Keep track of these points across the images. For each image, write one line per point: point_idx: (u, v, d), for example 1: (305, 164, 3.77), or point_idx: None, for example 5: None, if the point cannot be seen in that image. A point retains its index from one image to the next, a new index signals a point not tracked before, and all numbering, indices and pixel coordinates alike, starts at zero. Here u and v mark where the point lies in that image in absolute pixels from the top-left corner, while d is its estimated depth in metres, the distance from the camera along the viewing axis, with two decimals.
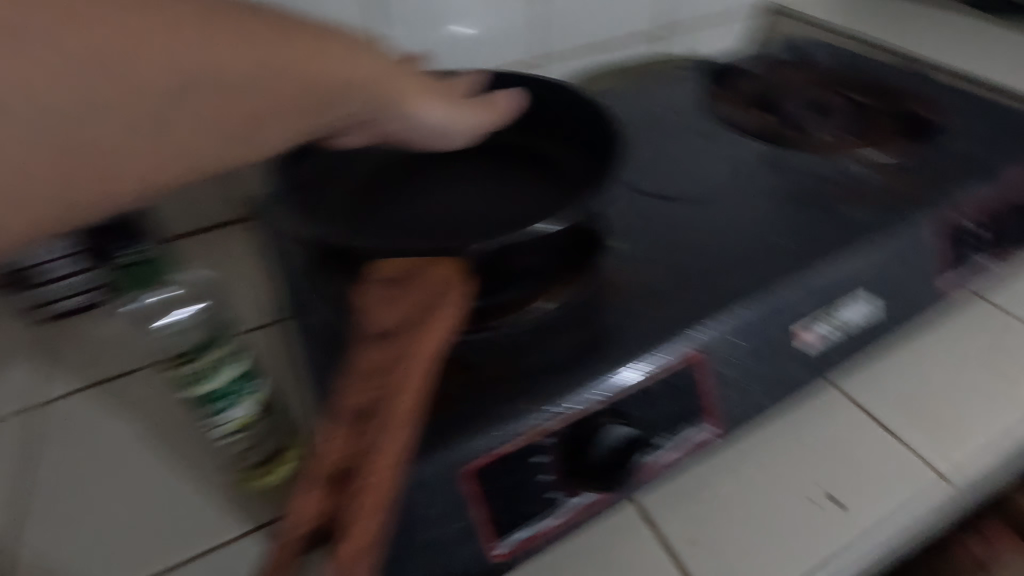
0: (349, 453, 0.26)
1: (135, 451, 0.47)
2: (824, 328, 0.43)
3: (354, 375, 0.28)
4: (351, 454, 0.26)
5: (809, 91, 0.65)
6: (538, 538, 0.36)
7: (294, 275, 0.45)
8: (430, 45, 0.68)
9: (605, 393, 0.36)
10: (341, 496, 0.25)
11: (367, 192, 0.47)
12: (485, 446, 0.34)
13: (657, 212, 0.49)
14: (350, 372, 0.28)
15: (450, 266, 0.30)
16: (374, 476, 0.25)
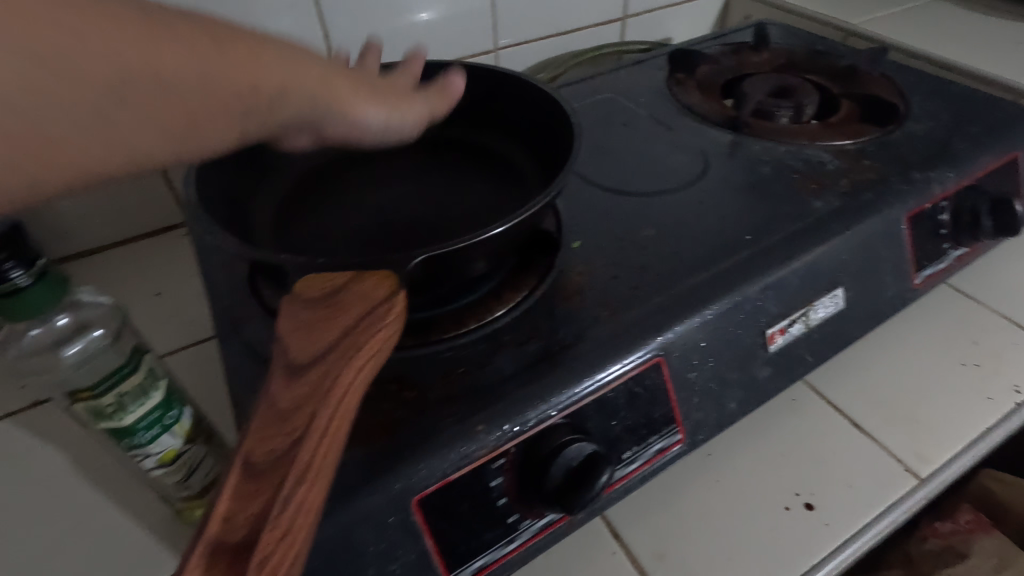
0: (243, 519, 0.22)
1: (60, 485, 0.43)
2: (791, 325, 0.42)
3: (260, 417, 0.24)
4: (244, 524, 0.21)
5: (771, 76, 0.63)
6: (500, 565, 0.33)
7: (230, 287, 0.42)
8: (377, 34, 0.64)
9: (564, 407, 0.34)
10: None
11: (308, 194, 0.44)
12: (437, 473, 0.31)
13: (619, 208, 0.47)
14: (257, 414, 0.24)
15: (383, 279, 0.27)
16: (270, 548, 0.21)
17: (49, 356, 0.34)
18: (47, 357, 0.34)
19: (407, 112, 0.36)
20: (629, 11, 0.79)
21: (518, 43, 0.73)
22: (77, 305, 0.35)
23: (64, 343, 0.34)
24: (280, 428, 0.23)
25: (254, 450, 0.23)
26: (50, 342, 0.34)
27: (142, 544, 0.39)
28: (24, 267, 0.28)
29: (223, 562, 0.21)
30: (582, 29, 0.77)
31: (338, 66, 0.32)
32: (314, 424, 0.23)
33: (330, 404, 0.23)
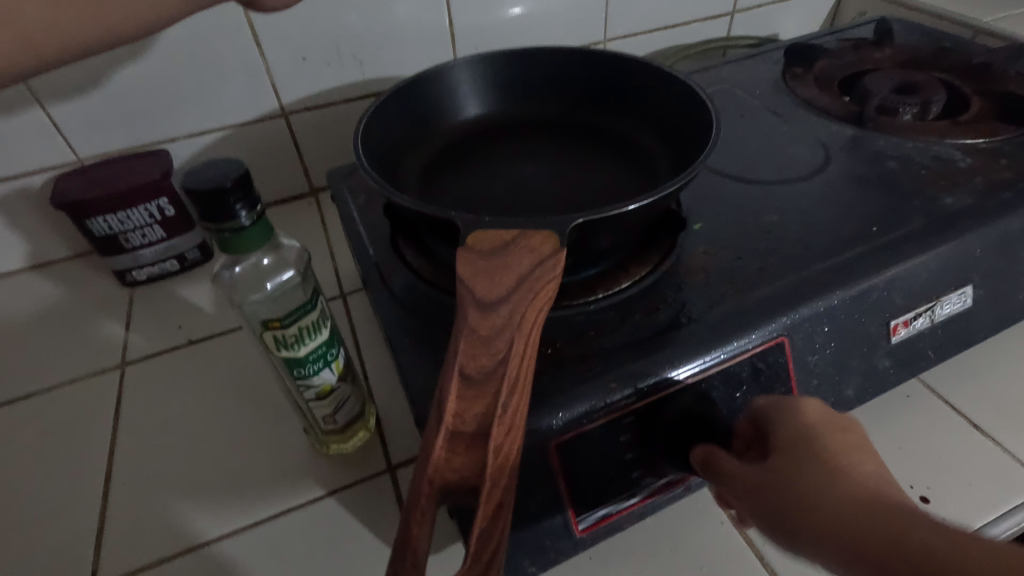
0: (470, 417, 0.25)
1: (216, 413, 0.49)
2: (916, 319, 0.42)
3: (464, 338, 0.26)
4: (473, 421, 0.25)
5: (896, 72, 0.61)
6: (620, 517, 0.36)
7: (374, 247, 0.46)
8: (498, 23, 0.68)
9: (690, 375, 0.36)
10: (468, 462, 0.25)
11: (447, 166, 0.47)
12: (574, 421, 0.33)
13: (738, 195, 0.48)
14: (459, 335, 0.27)
15: (547, 237, 0.30)
16: (501, 441, 0.25)
17: (242, 288, 0.37)
18: (241, 288, 0.37)
19: None
20: (741, 6, 0.79)
21: (627, 35, 0.75)
22: (277, 245, 0.37)
23: (260, 279, 0.37)
24: (487, 348, 0.26)
25: (468, 364, 0.26)
26: (254, 276, 0.37)
27: (288, 468, 0.44)
28: (248, 207, 0.31)
29: (459, 451, 0.25)
30: (691, 23, 0.78)
31: None
32: (518, 348, 0.26)
33: (527, 333, 0.27)
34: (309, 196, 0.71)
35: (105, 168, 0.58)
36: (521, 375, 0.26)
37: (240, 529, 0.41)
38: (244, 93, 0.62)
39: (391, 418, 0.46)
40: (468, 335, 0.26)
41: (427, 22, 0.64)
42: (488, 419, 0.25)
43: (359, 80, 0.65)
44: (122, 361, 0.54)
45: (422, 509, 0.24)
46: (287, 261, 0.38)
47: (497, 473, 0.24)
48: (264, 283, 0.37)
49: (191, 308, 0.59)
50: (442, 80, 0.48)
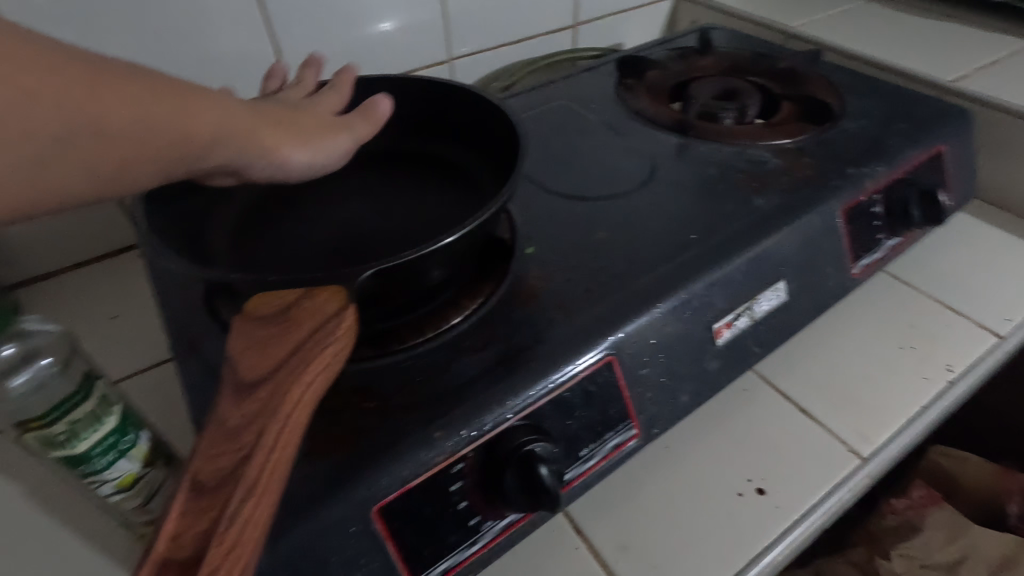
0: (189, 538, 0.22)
1: (16, 516, 0.42)
2: (737, 319, 0.44)
3: (209, 435, 0.24)
4: (190, 544, 0.22)
5: (716, 79, 0.65)
6: (463, 567, 0.34)
7: (188, 307, 0.42)
8: (330, 48, 0.65)
9: (521, 408, 0.35)
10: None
11: (265, 212, 0.44)
12: (397, 480, 0.32)
13: (571, 213, 0.48)
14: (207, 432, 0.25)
15: (330, 294, 0.28)
16: (218, 562, 0.21)
17: None
18: None
19: (332, 147, 0.38)
20: (580, 19, 0.81)
21: (471, 53, 0.75)
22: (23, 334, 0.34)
23: (8, 372, 0.32)
24: (229, 444, 0.24)
25: (201, 469, 0.23)
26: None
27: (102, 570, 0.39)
28: None
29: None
30: (535, 37, 0.79)
31: (257, 112, 0.35)
32: (264, 442, 0.23)
33: (279, 422, 0.24)
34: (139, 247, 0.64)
35: None
36: (264, 477, 0.23)
37: None
38: None
39: None
40: (211, 430, 0.24)
41: (250, 51, 0.60)
42: (206, 536, 0.22)
43: None
44: None
45: None
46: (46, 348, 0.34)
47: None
48: (14, 377, 0.33)
49: None
50: None
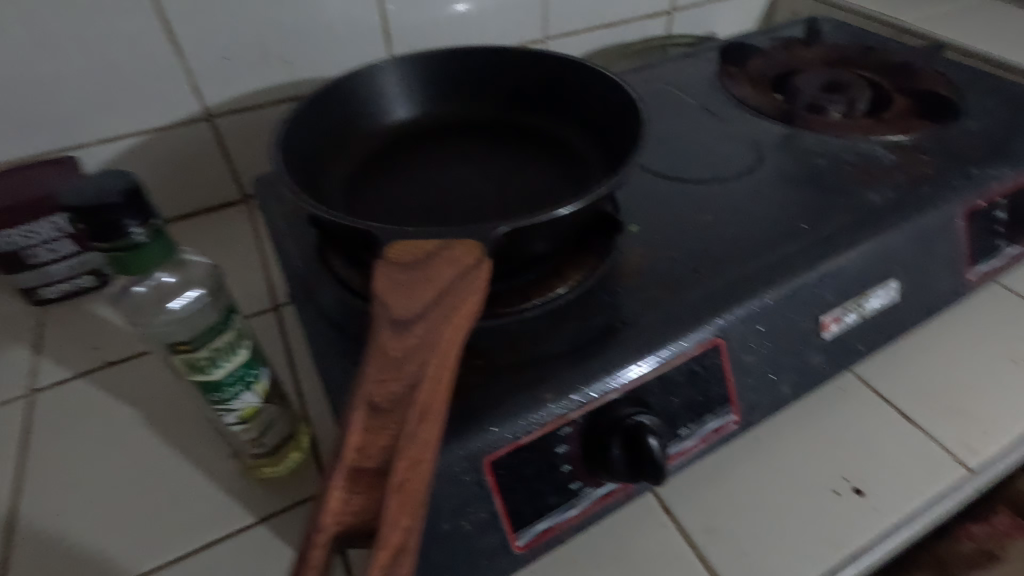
0: (372, 451, 0.24)
1: (135, 440, 0.45)
2: (845, 314, 0.42)
3: (373, 362, 0.25)
4: (376, 457, 0.24)
5: (824, 71, 0.62)
6: (560, 530, 0.35)
7: (302, 259, 0.44)
8: (431, 20, 0.66)
9: (627, 380, 0.35)
10: (367, 500, 0.23)
11: (376, 172, 0.45)
12: (508, 436, 0.32)
13: (674, 195, 0.48)
14: (370, 357, 0.25)
15: (470, 248, 0.29)
16: (406, 475, 0.23)
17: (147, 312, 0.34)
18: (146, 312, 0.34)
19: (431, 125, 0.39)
20: (677, 5, 0.80)
21: (566, 34, 0.74)
22: (182, 262, 0.35)
23: (161, 300, 0.34)
24: (397, 375, 0.25)
25: (374, 392, 0.25)
26: (156, 297, 0.34)
27: (214, 497, 0.42)
28: (141, 221, 0.29)
29: (360, 490, 0.23)
30: (630, 21, 0.78)
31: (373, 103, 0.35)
32: (431, 373, 0.25)
33: (442, 356, 0.26)
34: (240, 203, 0.68)
35: (6, 176, 0.54)
36: (433, 403, 0.25)
37: (160, 565, 0.38)
38: (161, 96, 0.58)
39: (325, 437, 0.44)
40: (378, 357, 0.25)
41: (358, 20, 0.62)
42: (391, 453, 0.24)
43: (288, 82, 0.63)
44: (31, 389, 0.50)
45: (314, 556, 0.22)
46: (194, 278, 0.35)
47: (398, 511, 0.23)
48: (167, 304, 0.35)
49: (110, 326, 0.55)
50: (371, 81, 0.46)
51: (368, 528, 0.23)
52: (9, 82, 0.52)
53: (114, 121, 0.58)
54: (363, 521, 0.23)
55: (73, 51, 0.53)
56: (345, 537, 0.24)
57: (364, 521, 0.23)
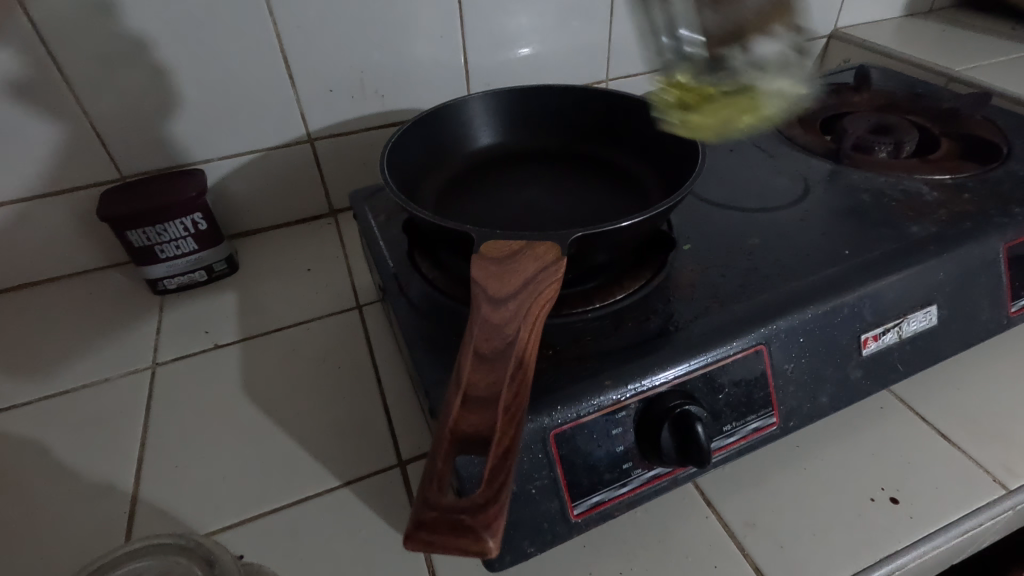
0: (482, 384, 0.29)
1: (240, 410, 0.53)
2: (885, 333, 0.46)
3: (477, 325, 0.31)
4: (485, 387, 0.29)
5: (873, 114, 0.66)
6: (611, 505, 0.39)
7: (393, 261, 0.51)
8: (507, 61, 0.74)
9: (677, 376, 0.40)
10: (482, 419, 0.28)
11: (461, 188, 0.52)
12: (571, 414, 0.37)
13: (726, 221, 0.53)
14: (473, 325, 0.31)
15: (550, 247, 0.35)
16: (509, 401, 0.29)
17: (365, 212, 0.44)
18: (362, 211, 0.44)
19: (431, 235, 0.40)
20: None
21: (626, 76, 0.81)
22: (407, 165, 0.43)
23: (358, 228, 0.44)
24: (498, 332, 0.31)
25: (480, 345, 0.30)
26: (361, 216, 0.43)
27: (306, 462, 0.48)
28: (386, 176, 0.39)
29: (474, 410, 0.28)
30: None
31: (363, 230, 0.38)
32: (524, 333, 0.31)
33: (532, 323, 0.31)
34: (328, 215, 0.77)
35: (145, 184, 0.64)
36: (526, 356, 0.31)
37: (262, 513, 0.45)
38: (275, 122, 0.68)
39: (402, 419, 0.50)
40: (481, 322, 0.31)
41: (444, 60, 0.71)
42: (498, 384, 0.29)
43: (380, 112, 0.71)
44: (153, 362, 0.59)
45: (443, 453, 0.27)
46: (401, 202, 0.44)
47: (506, 425, 0.28)
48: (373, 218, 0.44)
49: (218, 315, 0.63)
50: (460, 112, 0.53)
51: (486, 436, 0.28)
52: (157, 107, 0.63)
53: (236, 139, 0.68)
54: (482, 432, 0.28)
55: (208, 82, 0.63)
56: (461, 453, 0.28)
57: (483, 432, 0.28)
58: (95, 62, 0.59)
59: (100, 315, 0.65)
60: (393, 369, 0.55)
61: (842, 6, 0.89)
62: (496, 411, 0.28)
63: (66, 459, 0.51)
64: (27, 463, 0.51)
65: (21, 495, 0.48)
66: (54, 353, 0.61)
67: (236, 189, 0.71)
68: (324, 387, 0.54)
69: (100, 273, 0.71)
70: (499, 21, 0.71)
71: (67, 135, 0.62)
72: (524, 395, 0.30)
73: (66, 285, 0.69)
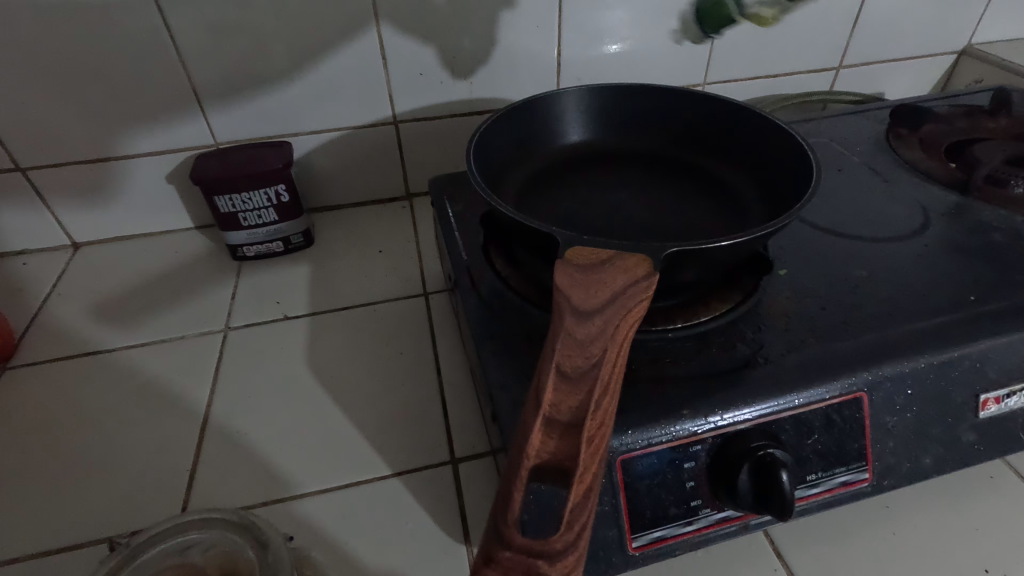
0: (563, 408, 0.27)
1: (302, 384, 0.53)
2: (1009, 396, 0.40)
3: (561, 340, 0.29)
4: (567, 412, 0.27)
5: (1008, 143, 0.58)
6: (673, 542, 0.36)
7: (467, 253, 0.50)
8: (602, 58, 0.71)
9: (763, 414, 0.36)
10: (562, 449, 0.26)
11: (545, 185, 0.50)
12: (642, 440, 0.35)
13: (829, 248, 0.48)
14: (555, 339, 0.29)
15: (641, 260, 0.32)
16: (593, 431, 0.26)
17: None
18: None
19: None
20: (846, 62, 0.79)
21: (726, 80, 0.77)
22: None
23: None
24: (582, 351, 0.29)
25: (563, 362, 0.28)
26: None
27: (359, 446, 0.48)
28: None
29: (555, 437, 0.26)
30: (793, 74, 0.78)
31: None
32: (611, 356, 0.29)
33: (620, 345, 0.29)
34: (404, 199, 0.77)
35: (236, 154, 0.66)
36: (611, 380, 0.28)
37: (312, 492, 0.45)
38: (363, 100, 0.68)
39: (459, 415, 0.49)
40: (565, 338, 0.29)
41: (539, 50, 0.69)
42: (582, 411, 0.27)
43: (467, 98, 0.70)
44: (226, 326, 0.60)
45: (521, 483, 0.25)
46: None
47: (589, 459, 0.26)
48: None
49: (289, 286, 0.65)
50: (552, 106, 0.51)
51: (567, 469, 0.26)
52: (254, 77, 0.64)
53: (324, 116, 0.69)
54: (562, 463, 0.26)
55: (304, 56, 0.64)
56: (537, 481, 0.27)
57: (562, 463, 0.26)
58: (201, 31, 0.61)
59: (184, 274, 0.68)
60: (454, 363, 0.54)
61: (980, 19, 0.80)
62: (579, 443, 0.26)
63: (137, 409, 0.53)
64: (103, 408, 0.53)
65: (94, 439, 0.50)
66: (136, 306, 0.63)
67: (319, 165, 0.72)
68: (385, 372, 0.54)
69: (187, 233, 0.74)
70: (599, 14, 0.68)
71: (170, 100, 0.64)
72: (607, 424, 0.28)
73: (156, 241, 0.73)
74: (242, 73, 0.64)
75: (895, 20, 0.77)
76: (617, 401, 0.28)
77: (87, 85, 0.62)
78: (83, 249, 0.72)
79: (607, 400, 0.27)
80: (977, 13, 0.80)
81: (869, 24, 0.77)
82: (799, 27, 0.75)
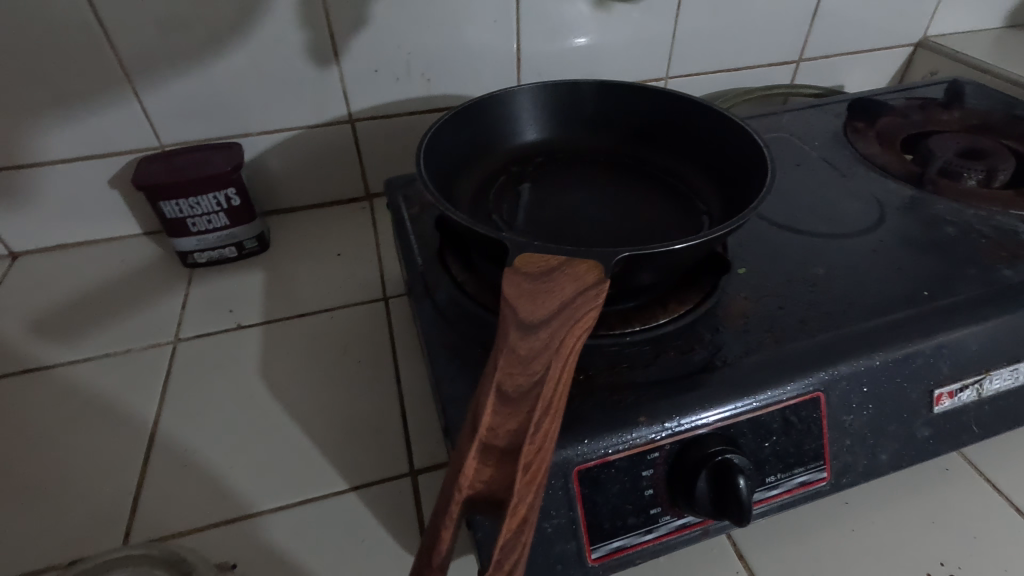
0: (501, 432, 0.26)
1: (255, 397, 0.51)
2: (962, 390, 0.40)
3: (503, 356, 0.28)
4: (506, 436, 0.26)
5: (961, 135, 0.59)
6: (633, 551, 0.36)
7: (422, 258, 0.48)
8: (561, 53, 0.70)
9: (719, 418, 0.36)
10: (498, 476, 0.25)
11: (501, 186, 0.49)
12: (598, 451, 0.34)
13: (788, 246, 0.48)
14: (498, 354, 0.28)
15: (591, 267, 0.31)
16: (531, 457, 0.26)
17: None
18: None
19: None
20: (805, 55, 0.80)
21: (687, 74, 0.76)
22: None
23: None
24: (526, 369, 0.28)
25: (505, 381, 0.27)
26: None
27: (315, 461, 0.46)
28: None
29: (490, 463, 0.26)
30: (753, 69, 0.79)
31: None
32: (555, 374, 0.28)
33: (565, 361, 0.28)
34: (364, 200, 0.75)
35: (183, 156, 0.64)
36: (555, 400, 0.27)
37: (264, 512, 0.43)
38: (316, 99, 0.66)
39: (419, 425, 0.48)
40: (508, 353, 0.28)
41: (497, 45, 0.67)
42: (520, 436, 0.26)
43: (425, 95, 0.68)
44: (175, 337, 0.58)
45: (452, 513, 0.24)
46: None
47: (525, 489, 0.25)
48: None
49: (243, 294, 0.62)
50: (508, 104, 0.50)
51: (501, 499, 0.25)
52: (198, 75, 0.61)
53: (276, 115, 0.66)
54: (497, 492, 0.25)
55: (251, 54, 0.62)
56: (474, 509, 0.26)
57: (498, 492, 0.25)
58: (138, 27, 0.58)
59: (131, 283, 0.65)
60: (414, 371, 0.53)
61: (934, 12, 0.82)
62: (515, 471, 0.25)
63: (78, 429, 0.50)
64: (42, 428, 0.50)
65: (31, 461, 0.47)
66: (80, 318, 0.60)
67: (273, 166, 0.69)
68: (342, 381, 0.52)
69: (136, 239, 0.71)
70: (557, 8, 0.66)
71: (109, 100, 0.61)
72: (548, 447, 0.27)
73: (103, 249, 0.69)
74: (186, 73, 0.61)
75: (851, 13, 0.78)
76: (560, 422, 0.27)
77: (15, 85, 0.58)
78: (22, 259, 0.68)
79: (549, 423, 0.26)
80: (931, 6, 0.81)
81: (826, 17, 0.77)
82: (759, 21, 0.74)
